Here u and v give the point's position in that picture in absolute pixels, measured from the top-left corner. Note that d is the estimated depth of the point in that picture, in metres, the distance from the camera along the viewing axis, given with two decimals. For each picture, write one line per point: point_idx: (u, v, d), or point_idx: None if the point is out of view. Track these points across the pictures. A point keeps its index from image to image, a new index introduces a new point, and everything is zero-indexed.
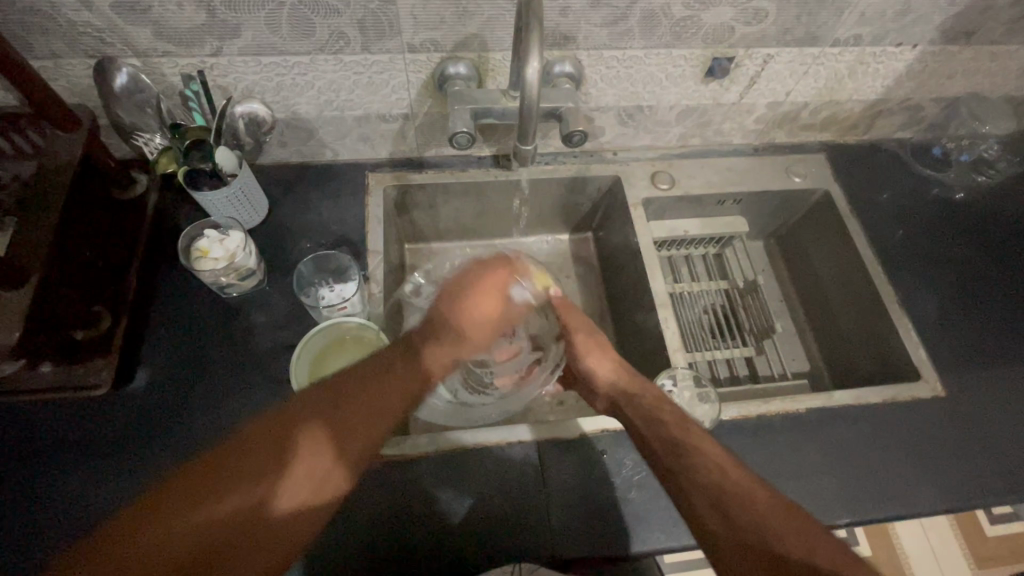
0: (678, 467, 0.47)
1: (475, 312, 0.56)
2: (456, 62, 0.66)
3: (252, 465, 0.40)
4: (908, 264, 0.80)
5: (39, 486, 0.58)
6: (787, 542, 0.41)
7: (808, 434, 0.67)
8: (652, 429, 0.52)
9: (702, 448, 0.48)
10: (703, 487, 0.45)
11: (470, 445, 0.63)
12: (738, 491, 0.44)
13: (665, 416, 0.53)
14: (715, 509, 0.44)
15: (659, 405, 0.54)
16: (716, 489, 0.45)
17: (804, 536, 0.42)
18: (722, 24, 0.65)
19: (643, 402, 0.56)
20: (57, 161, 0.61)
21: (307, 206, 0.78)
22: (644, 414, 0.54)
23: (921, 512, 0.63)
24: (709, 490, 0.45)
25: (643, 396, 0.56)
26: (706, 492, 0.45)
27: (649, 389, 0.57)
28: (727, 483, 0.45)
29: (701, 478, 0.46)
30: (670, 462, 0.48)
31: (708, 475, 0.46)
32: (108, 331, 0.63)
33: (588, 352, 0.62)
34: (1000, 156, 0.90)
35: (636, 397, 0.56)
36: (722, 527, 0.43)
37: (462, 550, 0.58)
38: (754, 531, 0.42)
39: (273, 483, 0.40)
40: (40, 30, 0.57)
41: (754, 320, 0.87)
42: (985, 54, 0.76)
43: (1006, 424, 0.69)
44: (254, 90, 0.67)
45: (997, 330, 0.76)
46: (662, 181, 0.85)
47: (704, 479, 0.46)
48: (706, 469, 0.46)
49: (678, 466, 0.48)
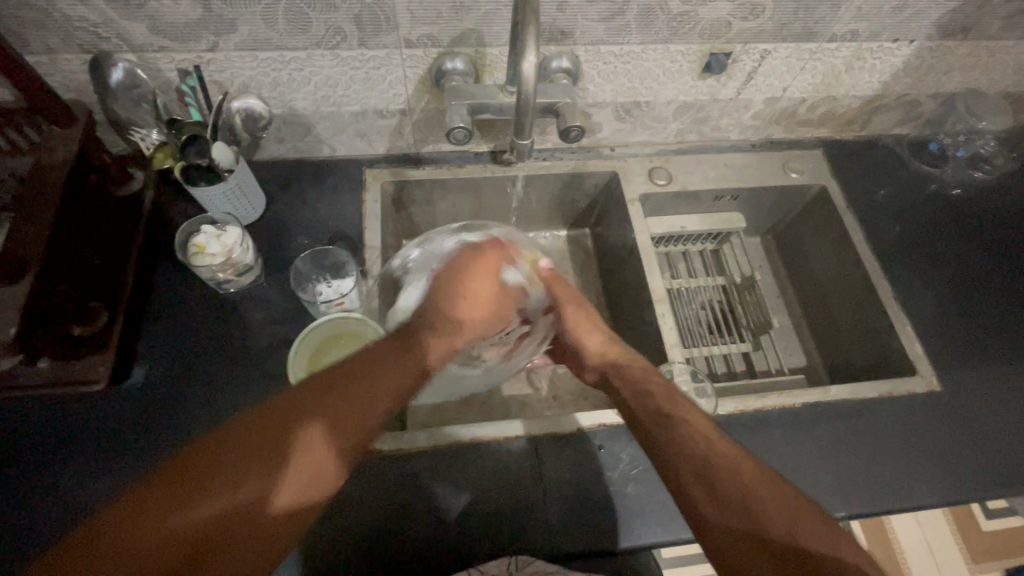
0: (665, 438, 0.48)
1: (475, 289, 0.61)
2: (453, 57, 0.66)
3: (243, 462, 0.38)
4: (904, 259, 0.80)
5: (36, 483, 0.58)
6: (771, 517, 0.41)
7: (803, 429, 0.67)
8: (640, 399, 0.53)
9: (690, 419, 0.49)
10: (688, 458, 0.46)
11: (468, 440, 0.63)
12: (725, 465, 0.44)
13: (652, 387, 0.54)
14: (697, 475, 0.44)
15: (647, 376, 0.56)
16: (702, 462, 0.45)
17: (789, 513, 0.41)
18: (719, 19, 0.65)
19: (633, 373, 0.57)
20: (53, 156, 0.61)
21: (304, 202, 0.78)
22: (631, 385, 0.56)
23: (914, 506, 0.63)
24: (695, 462, 0.45)
25: (632, 366, 0.59)
26: (692, 465, 0.45)
27: (638, 361, 0.60)
28: (713, 456, 0.45)
29: (688, 451, 0.46)
30: (656, 431, 0.49)
31: (694, 446, 0.46)
32: (105, 326, 0.62)
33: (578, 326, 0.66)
34: (997, 152, 0.90)
35: (625, 368, 0.59)
36: (706, 499, 0.43)
37: (459, 544, 0.58)
38: (735, 498, 0.42)
39: (266, 484, 0.38)
40: (35, 25, 0.57)
41: (751, 315, 0.86)
42: (982, 50, 0.76)
43: (1001, 419, 0.69)
44: (250, 85, 0.67)
45: (993, 325, 0.76)
46: (659, 176, 0.85)
47: (691, 452, 0.46)
48: (694, 442, 0.47)
49: (664, 436, 0.48)
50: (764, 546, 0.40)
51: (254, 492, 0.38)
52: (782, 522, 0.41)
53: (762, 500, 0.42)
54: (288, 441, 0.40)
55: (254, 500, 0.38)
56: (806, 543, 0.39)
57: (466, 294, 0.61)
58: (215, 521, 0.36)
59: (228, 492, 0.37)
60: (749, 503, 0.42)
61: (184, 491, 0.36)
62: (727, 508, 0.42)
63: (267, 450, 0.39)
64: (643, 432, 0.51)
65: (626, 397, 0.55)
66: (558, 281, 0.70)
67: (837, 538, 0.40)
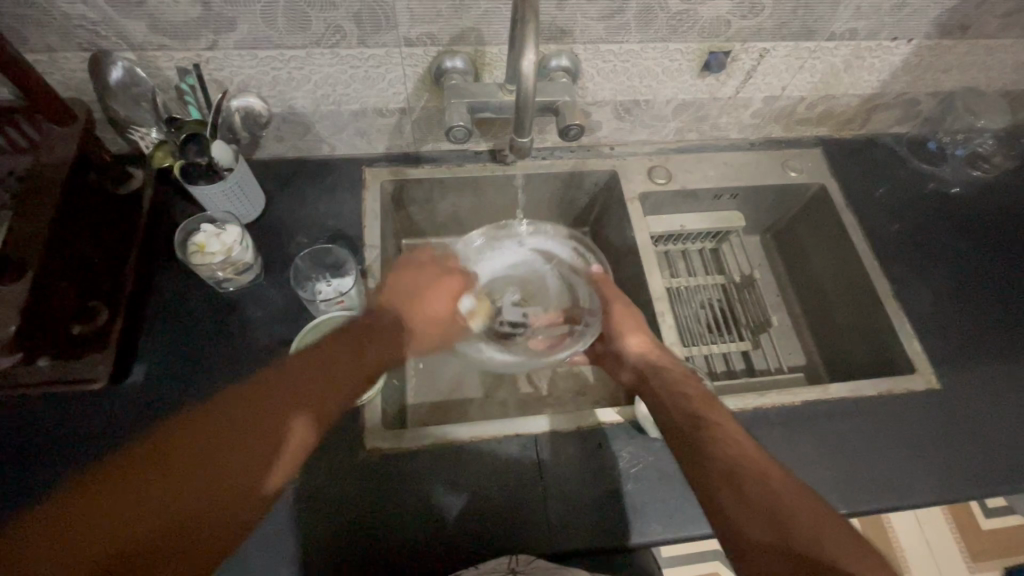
0: (698, 445, 0.49)
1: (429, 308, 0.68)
2: (453, 56, 0.66)
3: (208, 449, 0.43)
4: (903, 257, 0.81)
5: (36, 482, 0.57)
6: (802, 527, 0.41)
7: (803, 427, 0.67)
8: (678, 407, 0.55)
9: (721, 429, 0.51)
10: (720, 464, 0.46)
11: (468, 438, 0.64)
12: (757, 475, 0.45)
13: (687, 392, 0.57)
14: (722, 474, 0.46)
15: (684, 383, 0.58)
16: (734, 470, 0.46)
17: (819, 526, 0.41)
18: (719, 17, 0.65)
19: (670, 377, 0.59)
20: (52, 155, 0.62)
21: (303, 201, 0.78)
22: (668, 388, 0.58)
23: (913, 504, 0.64)
24: (726, 468, 0.46)
25: (670, 372, 0.61)
26: (724, 471, 0.46)
27: (677, 366, 0.62)
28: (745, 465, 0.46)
29: (720, 458, 0.47)
30: (687, 432, 0.51)
31: (726, 453, 0.47)
32: (104, 324, 0.62)
33: (626, 329, 0.68)
34: (995, 151, 0.91)
35: (664, 373, 0.60)
36: (729, 496, 0.44)
37: (459, 543, 0.58)
38: (758, 496, 0.44)
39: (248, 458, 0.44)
40: (35, 24, 0.57)
41: (750, 313, 0.86)
42: (981, 48, 0.76)
43: (999, 416, 0.69)
44: (250, 84, 0.67)
45: (991, 323, 0.76)
46: (658, 175, 0.85)
47: (724, 460, 0.47)
48: (727, 450, 0.48)
49: (696, 442, 0.49)
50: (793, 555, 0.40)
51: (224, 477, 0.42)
52: (812, 534, 0.41)
53: (793, 513, 0.42)
54: (252, 428, 0.45)
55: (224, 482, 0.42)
56: (827, 543, 0.40)
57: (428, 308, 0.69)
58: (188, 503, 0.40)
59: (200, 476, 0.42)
60: (780, 514, 0.42)
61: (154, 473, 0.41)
62: (750, 506, 0.43)
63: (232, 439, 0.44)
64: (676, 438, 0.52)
65: (663, 403, 0.56)
66: (607, 284, 0.75)
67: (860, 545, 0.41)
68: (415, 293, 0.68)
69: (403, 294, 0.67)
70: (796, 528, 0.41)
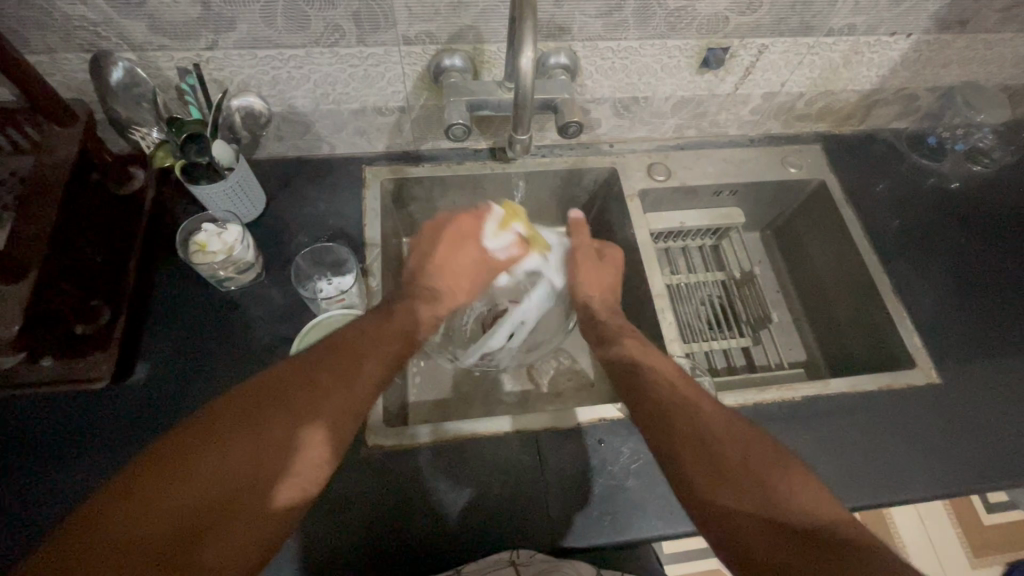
0: (659, 410, 0.53)
1: (451, 262, 0.70)
2: (452, 54, 0.66)
3: (234, 447, 0.43)
4: (904, 253, 0.81)
5: (38, 479, 0.58)
6: (735, 458, 0.47)
7: (804, 422, 0.67)
8: (636, 383, 0.57)
9: (657, 364, 0.59)
10: (693, 447, 0.49)
11: (469, 435, 0.64)
12: (723, 446, 0.48)
13: (622, 335, 0.65)
14: (659, 413, 0.53)
15: (623, 330, 0.66)
16: (707, 451, 0.48)
17: (749, 457, 0.47)
18: (716, 14, 0.65)
19: (607, 326, 0.68)
20: (55, 156, 0.61)
21: (303, 200, 0.78)
22: (605, 333, 0.67)
23: (914, 497, 0.64)
24: (698, 445, 0.49)
25: (607, 324, 0.68)
26: (697, 455, 0.48)
27: (613, 318, 0.69)
28: (711, 438, 0.49)
29: (689, 435, 0.50)
30: (625, 376, 0.59)
31: (664, 391, 0.55)
32: (107, 323, 0.63)
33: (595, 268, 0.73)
34: (995, 145, 0.91)
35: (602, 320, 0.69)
36: (675, 438, 0.50)
37: (460, 539, 0.58)
38: (695, 436, 0.49)
39: (266, 460, 0.44)
40: (37, 25, 0.57)
41: (750, 310, 0.87)
42: (980, 43, 0.76)
43: (1000, 411, 0.69)
44: (250, 83, 0.67)
45: (991, 317, 0.76)
46: (658, 171, 0.85)
47: (694, 440, 0.49)
48: (692, 426, 0.50)
49: (637, 386, 0.57)
50: (780, 533, 0.42)
51: (251, 480, 0.43)
52: (781, 498, 0.44)
53: (748, 469, 0.46)
54: (270, 429, 0.45)
55: (243, 487, 0.42)
56: (755, 470, 0.46)
57: (450, 255, 0.70)
58: (214, 498, 0.41)
59: (221, 476, 0.42)
60: (748, 483, 0.45)
61: (155, 489, 0.39)
62: (688, 450, 0.49)
63: (257, 442, 0.44)
64: (621, 383, 0.59)
65: (624, 390, 0.58)
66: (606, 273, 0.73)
67: (790, 468, 0.46)
68: (447, 252, 0.70)
69: (457, 239, 0.71)
70: (770, 499, 0.44)
